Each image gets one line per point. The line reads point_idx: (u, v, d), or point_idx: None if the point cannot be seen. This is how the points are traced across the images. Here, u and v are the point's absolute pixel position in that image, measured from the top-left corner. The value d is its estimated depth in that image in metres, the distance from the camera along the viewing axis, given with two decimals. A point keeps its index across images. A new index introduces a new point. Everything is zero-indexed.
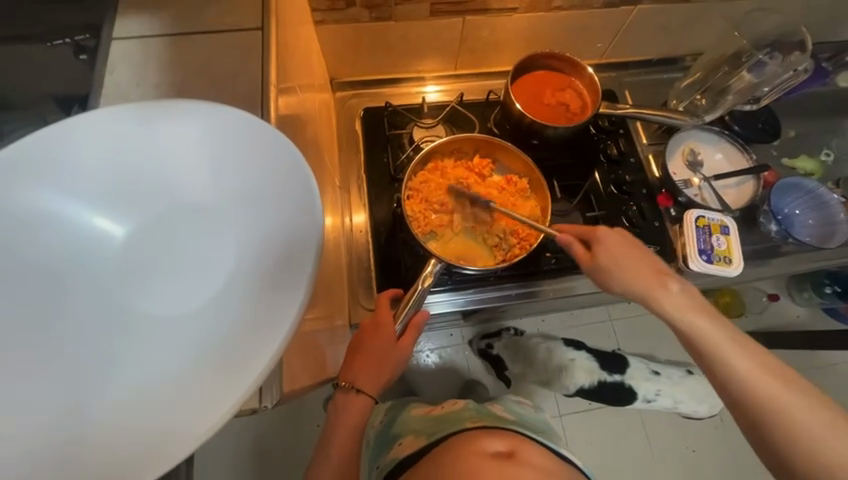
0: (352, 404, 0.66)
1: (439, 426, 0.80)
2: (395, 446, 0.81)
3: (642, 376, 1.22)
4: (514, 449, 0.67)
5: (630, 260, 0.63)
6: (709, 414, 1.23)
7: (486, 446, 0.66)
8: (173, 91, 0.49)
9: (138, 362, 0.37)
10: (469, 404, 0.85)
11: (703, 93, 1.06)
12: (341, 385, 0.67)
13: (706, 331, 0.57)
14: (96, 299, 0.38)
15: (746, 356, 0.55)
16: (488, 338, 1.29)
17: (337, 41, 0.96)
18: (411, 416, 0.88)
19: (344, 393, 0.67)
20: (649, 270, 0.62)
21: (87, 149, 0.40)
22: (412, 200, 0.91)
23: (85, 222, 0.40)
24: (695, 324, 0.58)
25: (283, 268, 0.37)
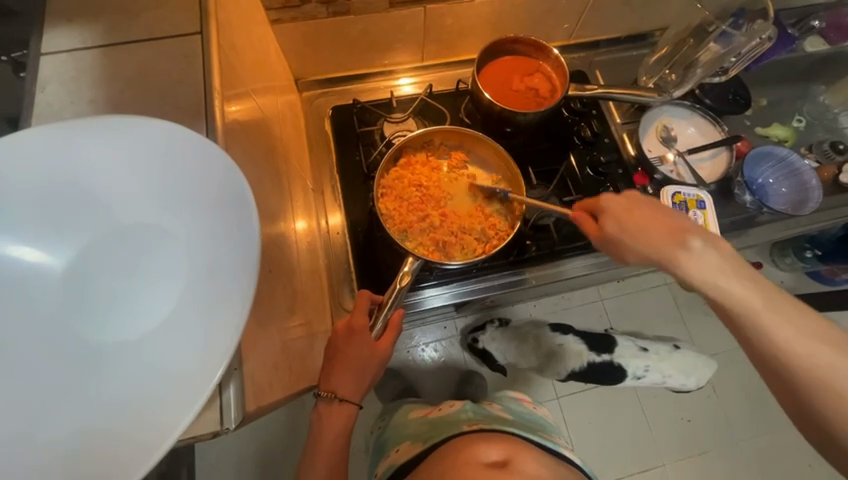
0: (336, 413, 0.67)
1: (436, 430, 0.78)
2: (392, 453, 0.80)
3: (631, 354, 1.21)
4: (510, 456, 0.66)
5: (650, 222, 0.58)
6: (697, 386, 1.24)
7: (480, 454, 0.66)
8: (110, 107, 0.46)
9: (77, 398, 0.34)
10: (465, 405, 0.83)
11: (671, 68, 1.06)
12: (323, 395, 0.67)
13: (744, 296, 0.50)
14: (30, 333, 0.36)
15: (768, 298, 0.50)
16: (474, 332, 1.27)
17: (296, 40, 0.93)
18: (408, 421, 0.88)
19: (327, 402, 0.67)
20: (659, 232, 0.57)
21: (10, 177, 0.37)
22: (386, 198, 0.90)
23: (8, 253, 0.37)
24: (739, 291, 0.51)
25: (229, 282, 0.36)
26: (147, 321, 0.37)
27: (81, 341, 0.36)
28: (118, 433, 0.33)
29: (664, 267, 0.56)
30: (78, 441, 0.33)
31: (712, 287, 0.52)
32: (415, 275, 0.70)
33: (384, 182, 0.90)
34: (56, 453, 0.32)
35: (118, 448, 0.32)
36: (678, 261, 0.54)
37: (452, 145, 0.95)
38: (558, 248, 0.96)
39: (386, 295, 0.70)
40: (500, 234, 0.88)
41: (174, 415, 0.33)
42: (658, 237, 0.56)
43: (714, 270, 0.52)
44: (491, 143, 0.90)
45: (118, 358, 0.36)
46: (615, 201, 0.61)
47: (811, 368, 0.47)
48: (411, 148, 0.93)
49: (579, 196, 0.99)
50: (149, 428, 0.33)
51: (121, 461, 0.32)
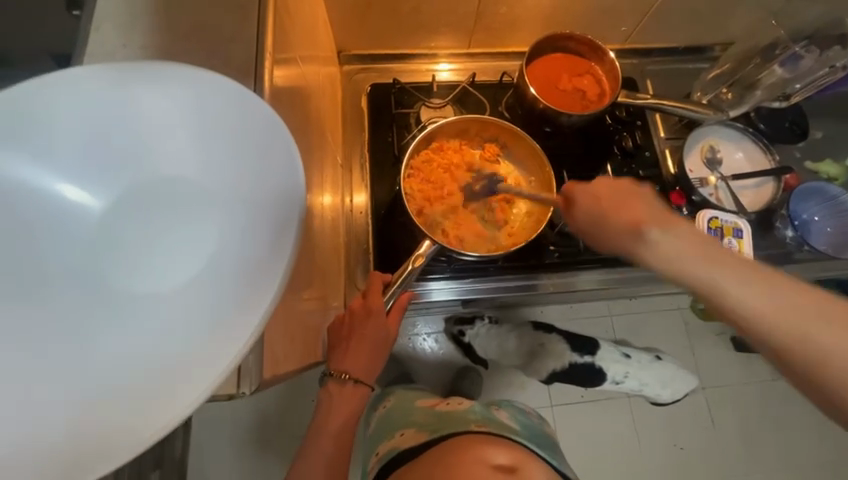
0: (347, 394, 0.66)
1: (441, 424, 0.78)
2: (395, 436, 0.81)
3: (612, 359, 1.21)
4: (516, 463, 0.67)
5: (613, 203, 0.51)
6: (672, 399, 1.23)
7: (487, 457, 0.66)
8: (160, 55, 0.46)
9: (106, 344, 0.35)
10: (474, 406, 0.83)
11: (729, 87, 1.01)
12: (334, 375, 0.67)
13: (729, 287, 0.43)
14: (72, 273, 0.37)
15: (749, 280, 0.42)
16: (461, 324, 1.25)
17: (344, 10, 0.91)
18: (415, 407, 0.88)
19: (338, 383, 0.66)
20: (624, 223, 0.49)
21: (62, 114, 0.37)
22: (411, 178, 0.88)
23: (59, 192, 0.38)
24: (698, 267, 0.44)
25: (264, 250, 0.35)
26: (180, 276, 0.37)
27: (116, 287, 0.37)
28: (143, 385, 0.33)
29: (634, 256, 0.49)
30: (100, 387, 0.33)
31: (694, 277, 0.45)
32: (428, 259, 0.70)
33: (411, 163, 0.89)
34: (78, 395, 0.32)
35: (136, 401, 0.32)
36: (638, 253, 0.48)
37: (487, 136, 0.93)
38: (580, 257, 0.93)
39: (395, 273, 0.71)
40: (521, 229, 0.87)
41: (195, 377, 0.32)
42: (621, 233, 0.49)
43: (677, 255, 0.46)
44: (531, 142, 0.87)
45: (149, 308, 0.36)
46: (603, 181, 0.53)
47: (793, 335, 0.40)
48: (444, 132, 0.90)
49: None
50: (169, 385, 0.32)
51: (140, 414, 0.31)
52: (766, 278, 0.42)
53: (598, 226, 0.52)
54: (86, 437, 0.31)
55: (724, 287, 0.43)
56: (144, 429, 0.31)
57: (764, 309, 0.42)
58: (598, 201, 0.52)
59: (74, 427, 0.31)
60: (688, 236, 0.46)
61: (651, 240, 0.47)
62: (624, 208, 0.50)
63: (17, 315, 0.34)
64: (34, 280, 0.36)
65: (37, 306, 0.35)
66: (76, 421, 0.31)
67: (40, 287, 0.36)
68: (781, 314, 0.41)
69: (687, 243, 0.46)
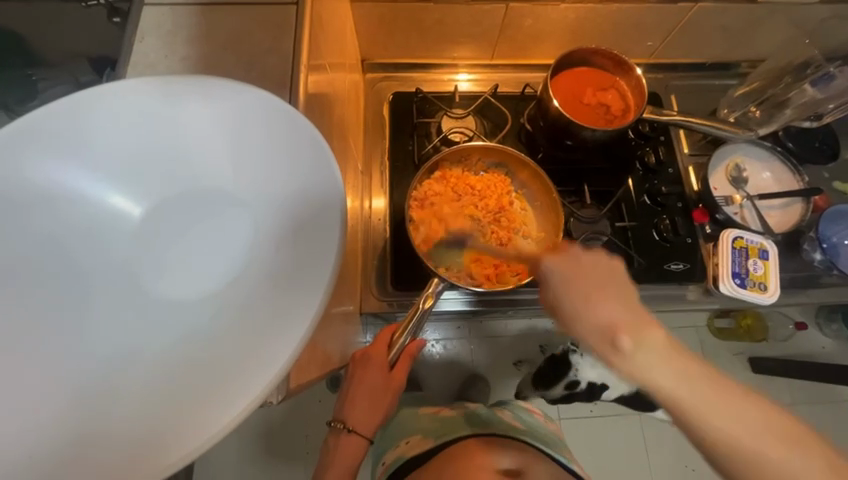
0: (345, 442, 0.68)
1: (446, 429, 0.78)
2: (400, 444, 0.79)
3: None
4: (522, 466, 0.68)
5: (590, 277, 0.44)
6: None
7: (494, 461, 0.67)
8: (200, 66, 0.47)
9: (143, 350, 0.36)
10: (476, 410, 0.83)
11: (759, 105, 0.99)
12: (335, 425, 0.70)
13: (699, 410, 0.40)
14: (112, 279, 0.38)
15: (717, 394, 0.40)
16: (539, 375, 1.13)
17: (372, 21, 0.92)
18: (418, 414, 0.87)
19: (336, 432, 0.69)
20: (611, 330, 0.42)
21: (107, 124, 0.39)
22: (418, 209, 0.88)
23: (103, 199, 0.39)
24: (680, 385, 0.40)
25: (298, 265, 0.36)
26: (215, 285, 0.38)
27: (153, 294, 0.38)
28: (174, 394, 0.33)
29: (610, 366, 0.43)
30: (138, 394, 0.34)
31: (677, 405, 0.40)
32: (438, 298, 0.71)
33: (414, 195, 0.88)
34: (115, 403, 0.33)
35: (170, 412, 0.32)
36: (644, 381, 0.41)
37: (491, 162, 0.92)
38: None
39: (406, 315, 0.71)
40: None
41: (226, 387, 0.32)
42: (601, 340, 0.42)
43: (686, 394, 0.40)
44: (533, 165, 0.86)
45: (186, 316, 0.37)
46: (573, 258, 0.46)
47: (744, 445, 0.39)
48: (448, 162, 0.90)
49: (632, 223, 0.95)
50: (202, 396, 0.33)
51: (174, 422, 0.32)
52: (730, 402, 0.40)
53: (574, 316, 0.44)
54: (123, 443, 0.31)
55: (687, 403, 0.40)
56: (175, 446, 0.30)
57: (717, 424, 0.40)
58: (579, 286, 0.44)
59: (116, 431, 0.32)
60: (673, 380, 0.40)
61: (622, 350, 0.41)
62: (604, 299, 0.43)
63: (61, 320, 0.36)
64: (76, 286, 0.37)
65: (81, 307, 0.37)
66: (117, 427, 0.32)
67: (83, 293, 0.37)
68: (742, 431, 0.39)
69: (681, 375, 0.40)
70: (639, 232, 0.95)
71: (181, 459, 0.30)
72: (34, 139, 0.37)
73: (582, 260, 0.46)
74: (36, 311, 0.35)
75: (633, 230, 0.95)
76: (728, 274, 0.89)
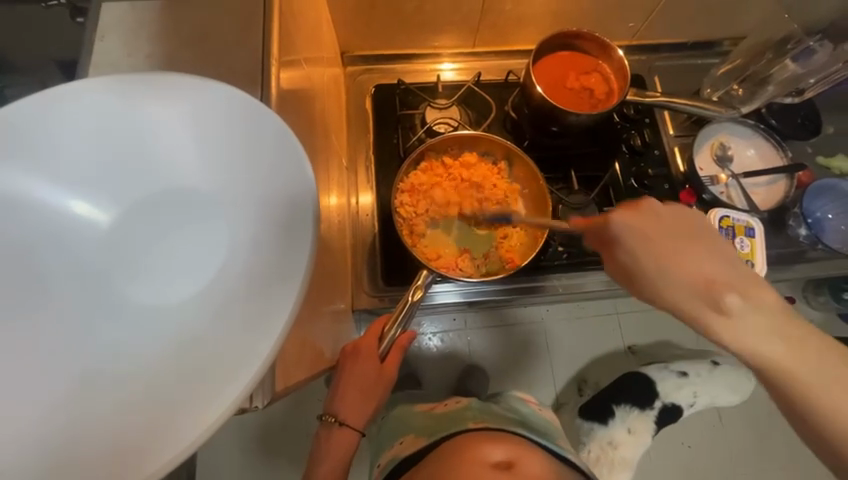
0: (339, 437, 0.68)
1: (440, 425, 0.79)
2: (396, 444, 0.80)
3: (673, 386, 1.14)
4: (514, 458, 0.67)
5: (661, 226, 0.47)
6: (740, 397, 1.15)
7: (486, 453, 0.67)
8: (166, 63, 0.45)
9: (118, 360, 0.35)
10: (470, 404, 0.84)
11: (741, 83, 0.99)
12: (326, 419, 0.69)
13: (764, 344, 0.44)
14: (82, 287, 0.37)
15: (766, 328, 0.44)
16: None
17: (349, 11, 0.90)
18: (412, 411, 0.87)
19: (328, 426, 0.69)
20: (693, 282, 0.45)
21: (66, 127, 0.37)
22: (405, 204, 0.87)
23: (66, 205, 0.38)
24: (757, 323, 0.44)
25: (274, 264, 0.35)
26: (190, 288, 0.37)
27: (126, 301, 0.37)
28: (152, 403, 0.33)
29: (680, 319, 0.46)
30: (115, 404, 0.33)
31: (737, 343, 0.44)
32: (427, 290, 0.71)
33: (400, 192, 0.87)
34: (90, 415, 0.32)
35: (149, 421, 0.32)
36: (709, 325, 0.45)
37: (477, 150, 0.91)
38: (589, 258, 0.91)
39: (396, 308, 0.72)
40: (518, 244, 0.86)
41: (207, 391, 0.32)
42: (687, 291, 0.45)
43: (748, 326, 0.44)
44: (518, 151, 0.85)
45: (161, 322, 0.36)
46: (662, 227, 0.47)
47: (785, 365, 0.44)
48: (434, 151, 0.89)
49: (620, 207, 0.95)
50: (182, 402, 0.32)
51: (154, 431, 0.31)
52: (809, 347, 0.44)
53: (658, 274, 0.47)
54: (101, 454, 0.31)
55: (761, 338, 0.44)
56: (156, 454, 0.30)
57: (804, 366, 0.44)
58: (649, 242, 0.47)
59: (94, 443, 0.31)
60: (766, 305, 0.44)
61: (729, 307, 0.44)
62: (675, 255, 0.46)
63: (28, 332, 0.34)
64: (43, 296, 0.36)
65: (49, 318, 0.35)
66: (95, 439, 0.31)
67: (50, 304, 0.36)
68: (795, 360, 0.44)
69: (763, 314, 0.44)
70: None
71: (165, 466, 0.29)
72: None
73: (661, 215, 0.48)
74: (5, 326, 0.34)
75: None
76: None
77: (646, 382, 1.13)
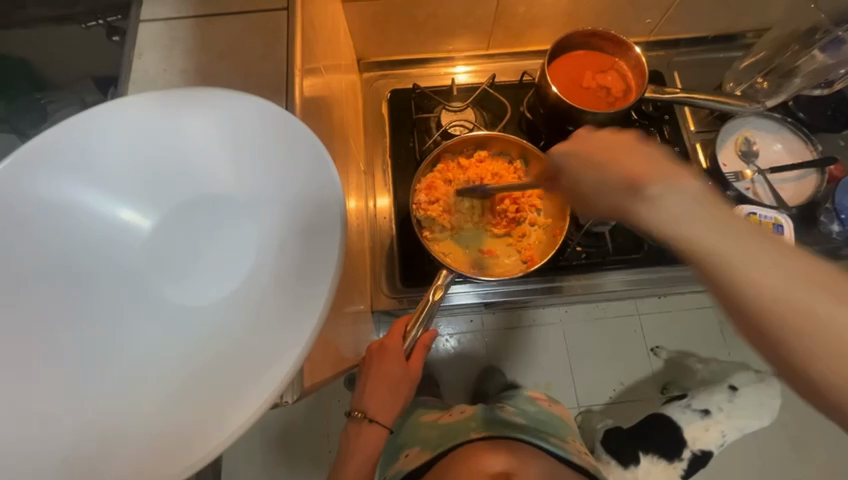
0: (366, 433, 0.69)
1: (443, 437, 0.80)
2: (400, 457, 0.81)
3: (699, 429, 1.10)
4: (513, 468, 0.72)
5: (595, 142, 0.43)
6: (769, 418, 1.10)
7: (487, 464, 0.72)
8: (198, 77, 0.48)
9: (164, 356, 0.38)
10: (474, 411, 0.84)
11: (765, 76, 0.96)
12: (355, 415, 0.70)
13: (690, 226, 0.34)
14: (128, 289, 0.39)
15: (702, 206, 0.35)
16: None
17: (365, 19, 0.93)
18: (418, 420, 0.87)
19: (357, 423, 0.70)
20: (619, 176, 0.39)
21: (113, 141, 0.40)
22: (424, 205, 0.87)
23: (114, 213, 0.40)
24: (678, 218, 0.35)
25: (305, 266, 0.36)
26: (226, 288, 0.39)
27: (168, 301, 0.39)
28: (194, 396, 0.35)
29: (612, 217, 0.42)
30: (164, 397, 0.35)
31: (674, 235, 0.35)
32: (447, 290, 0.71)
33: (418, 197, 0.87)
34: (141, 407, 0.35)
35: (192, 413, 0.34)
36: (634, 216, 0.38)
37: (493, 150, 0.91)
38: (610, 257, 0.90)
39: (418, 306, 0.73)
40: (536, 243, 0.86)
41: (242, 389, 0.34)
42: (616, 189, 0.40)
43: (682, 214, 0.35)
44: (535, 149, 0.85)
45: (199, 320, 0.38)
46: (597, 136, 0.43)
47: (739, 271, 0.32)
48: (450, 153, 0.89)
49: None
50: (221, 400, 0.34)
51: (196, 426, 0.33)
52: (765, 242, 0.33)
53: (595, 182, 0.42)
54: (148, 447, 0.33)
55: (687, 231, 0.34)
56: (201, 444, 0.32)
57: (748, 260, 0.32)
58: (589, 158, 0.43)
59: (143, 436, 0.34)
60: (695, 191, 0.35)
61: (652, 196, 0.37)
62: (600, 160, 0.41)
63: (82, 332, 0.37)
64: (95, 297, 0.39)
65: (101, 317, 0.38)
66: (143, 433, 0.34)
67: (100, 304, 0.38)
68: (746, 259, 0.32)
69: (691, 201, 0.35)
70: None
71: (209, 456, 0.31)
72: (42, 162, 0.39)
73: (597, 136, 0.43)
74: (62, 326, 0.37)
75: None
76: None
77: (671, 426, 1.10)
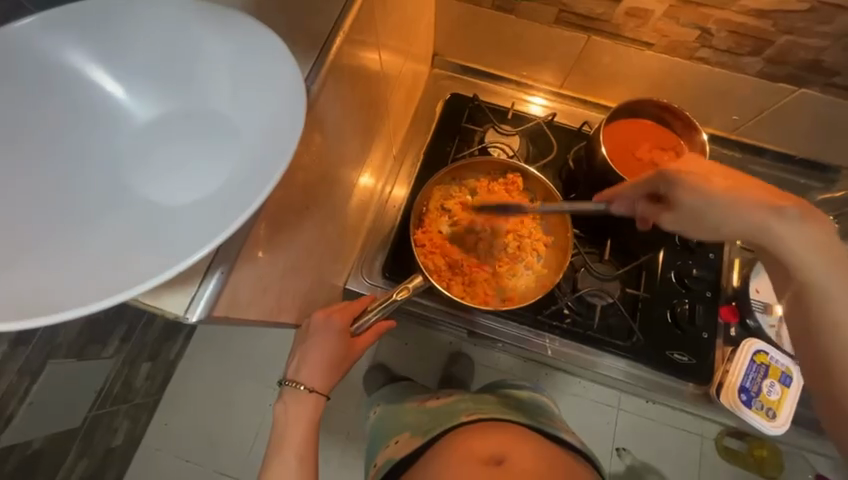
0: (298, 405, 0.68)
1: (434, 420, 0.76)
2: (391, 444, 0.77)
3: None
4: (506, 448, 0.65)
5: (742, 186, 0.49)
6: None
7: (475, 447, 0.66)
8: (250, 5, 0.50)
9: (89, 230, 0.39)
10: (462, 397, 0.80)
11: (836, 217, 0.88)
12: (289, 384, 0.69)
13: (792, 244, 0.48)
14: (93, 160, 0.41)
15: (801, 225, 0.48)
16: None
17: (452, 17, 0.94)
18: (405, 409, 0.85)
19: (293, 393, 0.68)
20: (754, 199, 0.48)
21: (134, 26, 0.42)
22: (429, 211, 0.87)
23: (113, 91, 0.43)
24: (789, 234, 0.48)
25: (241, 196, 0.37)
26: (174, 192, 0.40)
27: (124, 184, 0.41)
28: (95, 274, 0.36)
29: (744, 234, 0.50)
30: (67, 265, 0.36)
31: (784, 248, 0.48)
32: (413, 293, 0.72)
33: (426, 201, 0.87)
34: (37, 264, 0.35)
35: (85, 287, 0.35)
36: (768, 224, 0.48)
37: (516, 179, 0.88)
38: (590, 333, 0.85)
39: (378, 298, 0.74)
40: (523, 287, 0.84)
41: (144, 279, 0.35)
42: (744, 212, 0.48)
43: (792, 234, 0.48)
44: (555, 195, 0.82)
45: (139, 211, 0.40)
46: (690, 162, 0.54)
47: (810, 273, 0.48)
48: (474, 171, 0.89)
49: (646, 295, 0.88)
50: (116, 285, 0.35)
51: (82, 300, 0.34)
52: (823, 247, 0.48)
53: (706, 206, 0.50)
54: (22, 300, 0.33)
55: (795, 238, 0.48)
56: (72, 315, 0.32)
57: (816, 266, 0.48)
58: (711, 187, 0.50)
59: (25, 289, 0.34)
60: (795, 217, 0.47)
61: (784, 213, 0.47)
62: (711, 183, 0.51)
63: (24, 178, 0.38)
64: (61, 154, 0.41)
65: (56, 173, 0.40)
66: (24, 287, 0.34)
67: (62, 163, 0.40)
68: (828, 277, 0.48)
69: (802, 222, 0.48)
70: (650, 307, 0.88)
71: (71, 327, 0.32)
72: (57, 15, 0.40)
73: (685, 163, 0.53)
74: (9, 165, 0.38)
75: (646, 302, 0.88)
76: (735, 386, 0.82)
77: None
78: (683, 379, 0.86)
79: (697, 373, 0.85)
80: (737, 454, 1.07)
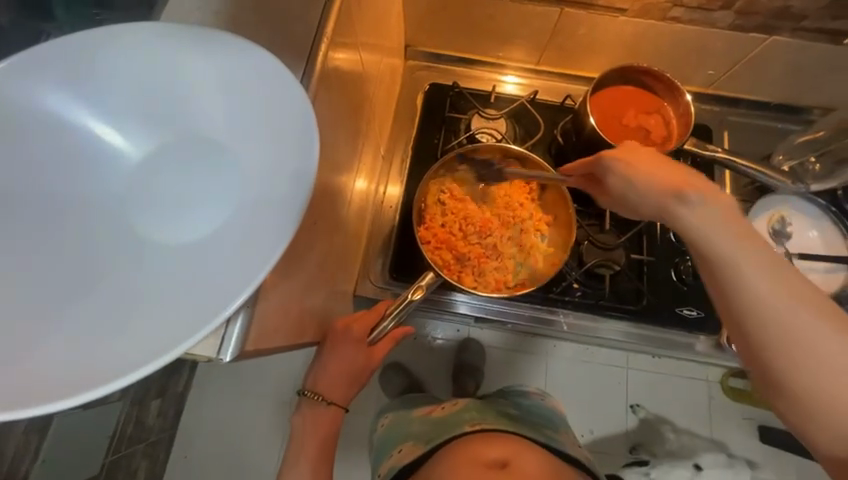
0: (320, 416, 0.69)
1: (438, 430, 0.76)
2: (394, 453, 0.77)
3: None
4: (509, 456, 0.68)
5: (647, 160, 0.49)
6: None
7: (480, 453, 0.68)
8: (227, 21, 0.48)
9: (109, 284, 0.37)
10: (467, 404, 0.80)
11: (819, 157, 0.91)
12: (308, 395, 0.69)
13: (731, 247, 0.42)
14: (95, 210, 0.39)
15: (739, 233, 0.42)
16: None
17: (421, 6, 0.91)
18: (412, 415, 0.84)
19: (313, 404, 0.69)
20: (664, 181, 0.47)
21: (115, 62, 0.39)
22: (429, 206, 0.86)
23: (101, 133, 0.40)
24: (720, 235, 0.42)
25: (262, 226, 0.36)
26: (186, 232, 0.38)
27: (131, 231, 0.39)
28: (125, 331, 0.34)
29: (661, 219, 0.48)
30: (95, 326, 0.35)
31: (699, 240, 0.44)
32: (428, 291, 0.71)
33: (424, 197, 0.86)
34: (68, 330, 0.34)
35: (118, 347, 0.33)
36: (673, 213, 0.45)
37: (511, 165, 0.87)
38: (603, 302, 0.87)
39: (394, 303, 0.73)
40: (531, 270, 0.84)
41: (178, 328, 0.33)
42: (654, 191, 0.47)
43: (706, 224, 0.43)
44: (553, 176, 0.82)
45: (154, 257, 0.38)
46: (626, 148, 0.51)
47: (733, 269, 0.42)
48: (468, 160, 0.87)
49: (650, 258, 0.90)
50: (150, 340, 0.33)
51: (119, 361, 0.33)
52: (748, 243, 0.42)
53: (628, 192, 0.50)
54: (62, 371, 0.32)
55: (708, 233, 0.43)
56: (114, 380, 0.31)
57: (746, 263, 0.41)
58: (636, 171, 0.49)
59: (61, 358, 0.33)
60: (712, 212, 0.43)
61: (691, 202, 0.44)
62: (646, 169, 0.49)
63: (34, 242, 0.37)
64: (62, 210, 0.38)
65: (62, 231, 0.38)
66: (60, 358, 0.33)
67: (64, 219, 0.38)
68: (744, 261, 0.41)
69: (711, 213, 0.43)
70: (655, 268, 0.90)
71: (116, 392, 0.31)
72: (39, 67, 0.38)
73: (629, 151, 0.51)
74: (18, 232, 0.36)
75: (650, 264, 0.90)
76: None
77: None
78: (694, 333, 0.89)
79: (706, 324, 0.88)
80: (743, 393, 1.10)
